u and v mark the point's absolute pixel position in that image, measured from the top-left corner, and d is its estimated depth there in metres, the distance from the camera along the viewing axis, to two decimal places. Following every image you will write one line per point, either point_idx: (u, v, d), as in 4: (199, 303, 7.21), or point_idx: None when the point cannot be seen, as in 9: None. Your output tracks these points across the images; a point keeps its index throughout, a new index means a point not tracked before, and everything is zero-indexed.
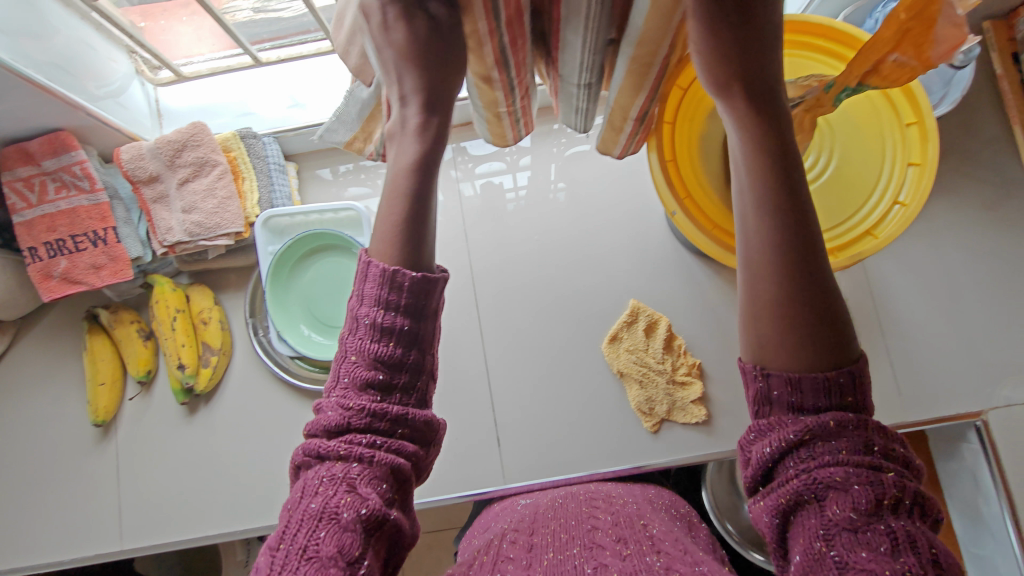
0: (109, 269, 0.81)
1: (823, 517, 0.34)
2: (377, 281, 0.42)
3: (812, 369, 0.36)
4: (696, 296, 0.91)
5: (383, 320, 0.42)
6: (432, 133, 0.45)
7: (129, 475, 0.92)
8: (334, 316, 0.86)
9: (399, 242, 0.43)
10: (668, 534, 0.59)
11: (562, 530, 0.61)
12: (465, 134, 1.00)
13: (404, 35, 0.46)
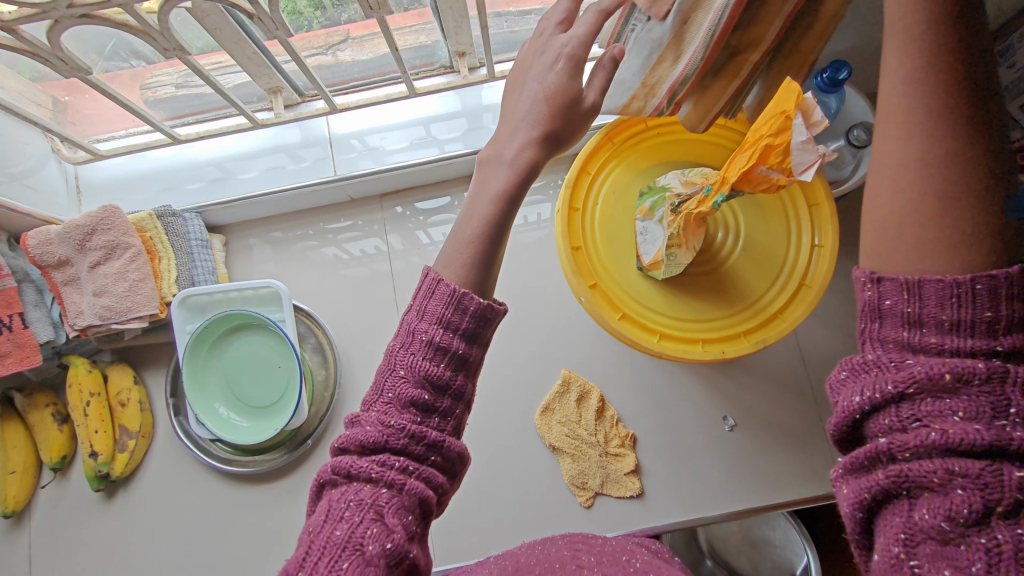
0: (13, 356, 0.78)
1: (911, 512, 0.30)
2: (443, 299, 0.42)
3: (939, 273, 0.32)
4: (629, 362, 0.90)
5: (440, 338, 0.41)
6: (523, 166, 0.46)
7: (42, 567, 0.88)
8: (256, 396, 0.84)
9: (473, 266, 0.43)
10: (653, 567, 0.57)
11: (546, 572, 0.56)
12: (408, 194, 1.00)
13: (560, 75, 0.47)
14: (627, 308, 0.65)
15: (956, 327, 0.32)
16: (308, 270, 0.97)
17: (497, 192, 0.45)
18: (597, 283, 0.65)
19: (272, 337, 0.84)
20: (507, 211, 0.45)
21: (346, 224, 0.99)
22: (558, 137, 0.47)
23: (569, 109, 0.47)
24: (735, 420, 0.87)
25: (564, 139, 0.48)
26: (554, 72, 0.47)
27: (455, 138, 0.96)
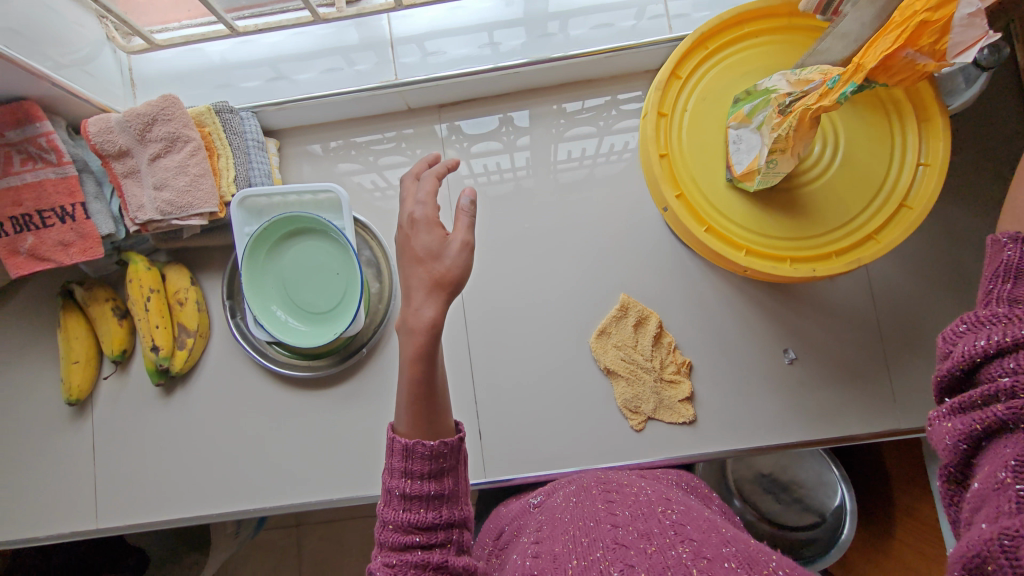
0: (78, 246, 0.78)
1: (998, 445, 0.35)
2: (400, 454, 0.51)
3: None
4: (688, 291, 0.88)
5: (411, 488, 0.50)
6: (427, 327, 0.49)
7: (107, 454, 0.91)
8: (312, 302, 0.84)
9: (418, 423, 0.52)
10: (690, 519, 0.55)
11: (581, 532, 0.56)
12: (460, 112, 0.96)
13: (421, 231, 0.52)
14: (713, 221, 0.62)
15: None
16: (363, 184, 0.95)
17: (414, 353, 0.50)
18: (683, 193, 0.62)
19: (331, 245, 0.83)
20: (429, 371, 0.51)
21: (389, 146, 0.96)
22: (450, 290, 0.51)
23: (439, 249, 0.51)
24: (796, 353, 0.85)
25: (462, 286, 0.51)
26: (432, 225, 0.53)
27: (520, 47, 0.91)
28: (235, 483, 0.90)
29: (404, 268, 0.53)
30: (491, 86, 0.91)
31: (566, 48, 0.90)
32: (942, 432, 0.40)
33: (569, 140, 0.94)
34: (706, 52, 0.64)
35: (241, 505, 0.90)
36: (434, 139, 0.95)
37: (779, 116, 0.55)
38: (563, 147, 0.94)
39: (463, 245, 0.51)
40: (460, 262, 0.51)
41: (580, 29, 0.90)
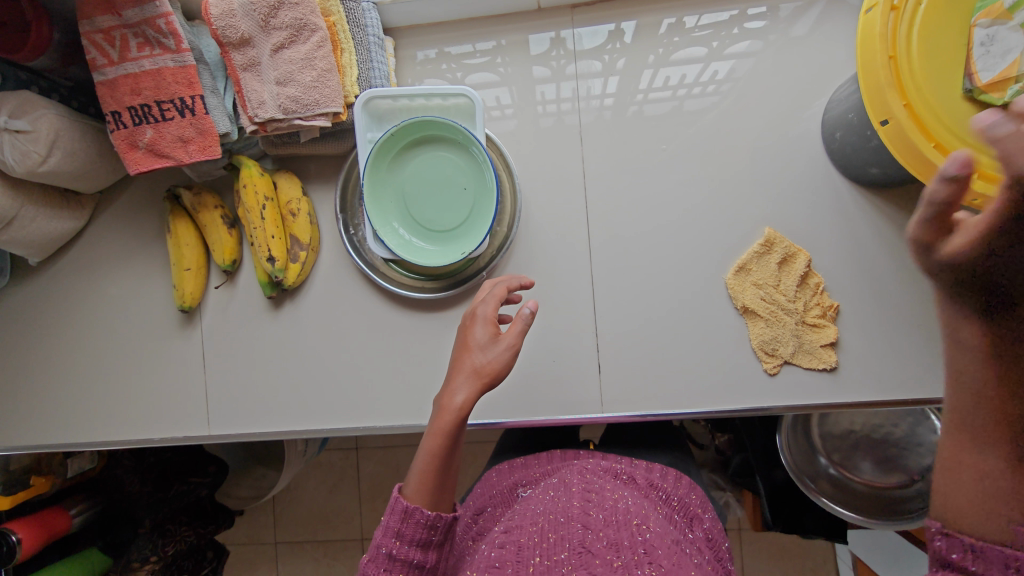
0: (197, 144, 0.73)
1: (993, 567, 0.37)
2: (398, 513, 0.59)
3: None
4: (842, 230, 0.80)
5: (399, 552, 0.58)
6: (458, 409, 0.60)
7: (216, 364, 0.90)
8: (434, 218, 0.78)
9: (427, 490, 0.59)
10: (664, 542, 0.54)
11: (549, 527, 0.56)
12: (582, 16, 0.86)
13: (431, 470, 0.60)
14: (945, 139, 0.53)
15: None
16: (483, 96, 0.87)
17: (437, 429, 0.61)
18: (911, 104, 0.54)
19: (459, 157, 0.77)
20: (449, 451, 0.60)
21: (480, 61, 0.87)
22: (486, 380, 0.62)
23: (441, 483, 0.60)
24: None
25: (496, 378, 0.62)
26: (454, 442, 0.61)
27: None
28: (341, 402, 0.89)
29: (456, 353, 0.65)
30: None
31: None
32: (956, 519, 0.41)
33: (672, 64, 0.84)
34: None
35: (348, 424, 0.88)
36: (527, 55, 0.86)
37: None
38: (661, 73, 0.85)
39: (508, 346, 0.64)
40: (500, 360, 0.63)
41: None
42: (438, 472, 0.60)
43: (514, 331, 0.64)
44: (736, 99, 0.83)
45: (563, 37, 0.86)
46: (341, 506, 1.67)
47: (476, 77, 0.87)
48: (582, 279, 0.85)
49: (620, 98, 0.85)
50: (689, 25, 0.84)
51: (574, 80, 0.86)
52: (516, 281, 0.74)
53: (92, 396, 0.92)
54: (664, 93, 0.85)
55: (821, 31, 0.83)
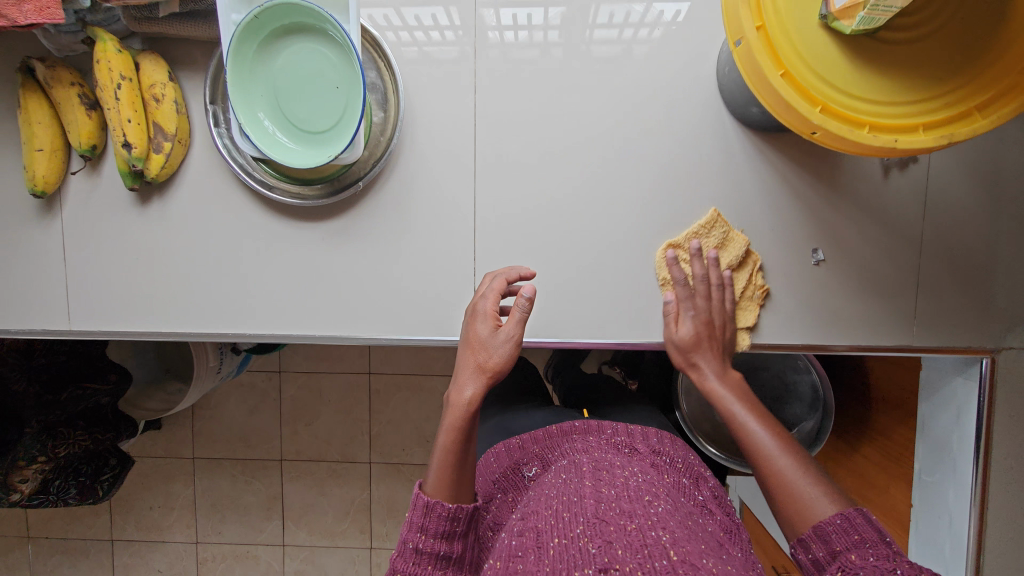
0: (33, 3, 0.67)
1: (867, 541, 0.50)
2: (421, 509, 0.64)
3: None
4: (725, 171, 0.79)
5: (433, 545, 0.63)
6: (469, 403, 0.68)
7: (78, 259, 0.86)
8: (307, 118, 0.74)
9: (448, 484, 0.66)
10: (676, 510, 0.56)
11: (562, 508, 0.56)
12: None
13: (447, 464, 0.67)
14: (793, 65, 0.52)
15: None
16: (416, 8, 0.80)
17: (450, 426, 0.68)
18: (764, 26, 0.51)
19: (331, 50, 0.72)
20: (463, 445, 0.67)
21: None
22: (491, 373, 0.69)
23: (459, 477, 0.66)
24: (826, 255, 0.78)
25: (499, 372, 0.70)
26: (470, 438, 0.68)
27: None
28: (209, 306, 0.86)
29: (462, 351, 0.73)
30: None
31: None
32: (828, 512, 0.55)
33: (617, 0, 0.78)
34: None
35: (216, 330, 0.86)
36: None
37: None
38: (606, 9, 0.78)
39: (509, 339, 0.71)
40: (503, 353, 0.70)
41: None
42: (453, 462, 0.67)
43: (513, 324, 0.71)
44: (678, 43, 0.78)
45: None
46: (262, 428, 1.66)
47: None
48: (464, 198, 0.83)
49: (570, 38, 0.79)
50: None
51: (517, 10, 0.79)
52: (514, 272, 0.80)
53: None
54: (611, 31, 0.79)
55: None
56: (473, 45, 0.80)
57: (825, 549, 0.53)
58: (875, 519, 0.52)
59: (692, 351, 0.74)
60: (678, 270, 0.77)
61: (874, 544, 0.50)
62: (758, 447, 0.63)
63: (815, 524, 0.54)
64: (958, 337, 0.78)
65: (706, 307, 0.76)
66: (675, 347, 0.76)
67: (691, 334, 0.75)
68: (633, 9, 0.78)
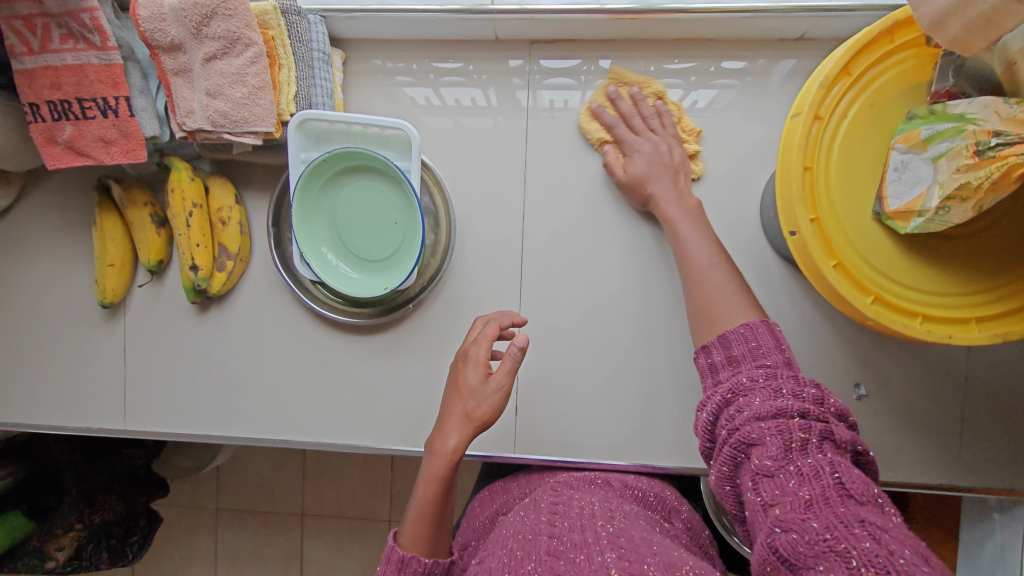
0: (120, 146, 0.71)
1: (763, 350, 0.53)
2: (395, 562, 0.64)
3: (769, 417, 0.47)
4: (768, 303, 0.80)
5: None
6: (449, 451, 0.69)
7: (138, 361, 0.90)
8: (365, 248, 0.78)
9: (423, 540, 0.66)
10: (627, 533, 0.54)
11: (517, 546, 0.53)
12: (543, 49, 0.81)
13: (421, 518, 0.67)
14: (846, 257, 0.54)
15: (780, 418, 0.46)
16: (456, 90, 0.83)
17: (433, 475, 0.69)
18: (819, 218, 0.54)
19: (391, 188, 0.75)
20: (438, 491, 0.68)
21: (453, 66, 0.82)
22: (478, 423, 0.70)
23: (435, 530, 0.67)
24: (868, 389, 0.79)
25: (485, 422, 0.71)
26: (443, 495, 0.68)
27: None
28: (257, 411, 0.89)
29: (449, 397, 0.73)
30: (576, 31, 0.77)
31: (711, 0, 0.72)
32: (737, 326, 0.58)
33: (653, 86, 0.81)
34: (886, 47, 0.52)
35: (265, 435, 0.89)
36: (506, 69, 0.82)
37: (974, 159, 0.45)
38: (641, 94, 0.81)
39: (497, 388, 0.71)
40: (491, 403, 0.71)
41: None
42: (429, 517, 0.67)
43: (504, 370, 0.71)
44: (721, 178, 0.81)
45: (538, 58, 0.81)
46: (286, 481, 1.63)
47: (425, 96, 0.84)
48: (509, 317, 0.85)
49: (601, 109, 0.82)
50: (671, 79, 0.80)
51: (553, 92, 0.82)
52: (506, 319, 0.80)
53: (12, 375, 0.91)
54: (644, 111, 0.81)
55: (782, 101, 0.80)
56: (509, 116, 0.83)
57: (726, 356, 0.56)
58: (776, 331, 0.56)
59: (644, 181, 0.77)
60: (608, 115, 0.80)
61: (769, 354, 0.53)
62: (696, 263, 0.69)
63: (723, 333, 0.58)
64: (1004, 477, 0.78)
65: (651, 141, 0.78)
66: (629, 184, 0.78)
67: (673, 201, 0.75)
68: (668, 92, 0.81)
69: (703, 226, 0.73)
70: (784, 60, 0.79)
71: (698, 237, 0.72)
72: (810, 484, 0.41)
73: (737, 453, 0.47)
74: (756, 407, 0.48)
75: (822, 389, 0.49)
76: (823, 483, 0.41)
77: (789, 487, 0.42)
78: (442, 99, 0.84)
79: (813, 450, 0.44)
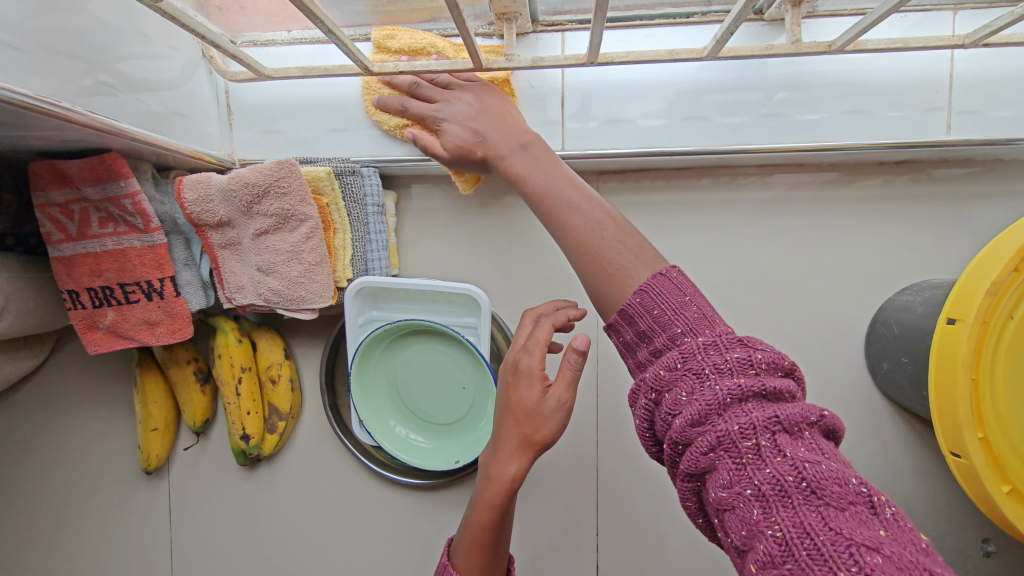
0: (166, 327, 0.65)
1: (674, 314, 0.38)
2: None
3: (743, 477, 0.30)
4: (874, 448, 0.73)
5: None
6: (510, 479, 0.50)
7: (184, 522, 0.83)
8: (429, 413, 0.71)
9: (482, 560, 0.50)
10: None
11: None
12: (607, 175, 0.75)
13: (470, 545, 0.51)
14: (1021, 480, 0.46)
15: (732, 449, 0.31)
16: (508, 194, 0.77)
17: (488, 502, 0.50)
18: (987, 437, 0.45)
19: (459, 352, 0.68)
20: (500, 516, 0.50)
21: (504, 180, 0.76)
22: (539, 448, 0.50)
23: (494, 549, 0.51)
24: (994, 543, 0.71)
25: (550, 444, 0.50)
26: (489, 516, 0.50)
27: (735, 102, 0.65)
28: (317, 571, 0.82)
29: (503, 412, 0.53)
30: (646, 164, 0.71)
31: (809, 136, 0.65)
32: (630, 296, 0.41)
33: (717, 181, 0.73)
34: None
35: None
36: None
37: None
38: (714, 190, 0.74)
39: (558, 403, 0.50)
40: (553, 421, 0.50)
41: (832, 94, 0.64)
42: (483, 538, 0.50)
43: (563, 379, 0.50)
44: (810, 309, 0.75)
45: (598, 179, 0.75)
46: None
47: (482, 230, 0.78)
48: (585, 464, 0.79)
49: (668, 208, 0.75)
50: (747, 190, 0.73)
51: (614, 192, 0.75)
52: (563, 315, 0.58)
53: (51, 538, 0.86)
54: (717, 211, 0.74)
55: (879, 226, 0.73)
56: None
57: (636, 333, 0.40)
58: (681, 277, 0.40)
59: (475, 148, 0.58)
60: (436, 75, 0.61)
61: (672, 329, 0.37)
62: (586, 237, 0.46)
63: (620, 310, 0.41)
64: None
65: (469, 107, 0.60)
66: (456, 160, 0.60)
67: (500, 150, 0.55)
68: (744, 188, 0.73)
69: (564, 172, 0.52)
70: (876, 181, 0.72)
71: (550, 175, 0.51)
72: (774, 513, 0.28)
73: (691, 480, 0.33)
74: (683, 412, 0.33)
75: (748, 348, 0.34)
76: (791, 502, 0.28)
77: (757, 525, 0.29)
78: (486, 194, 0.77)
79: (774, 474, 0.29)
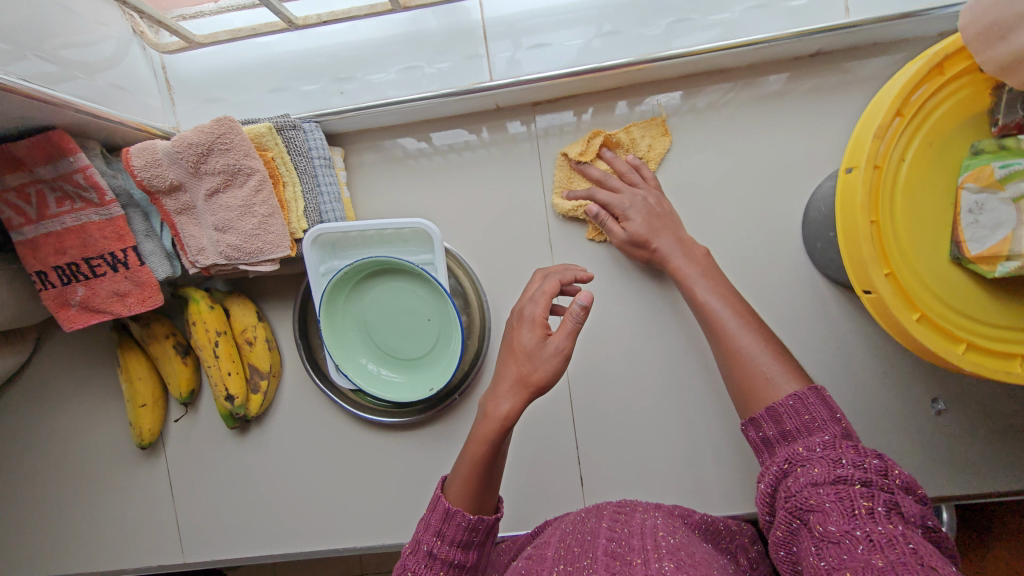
0: (136, 297, 0.68)
1: (824, 422, 0.44)
2: (439, 513, 0.52)
3: (845, 525, 0.36)
4: (823, 329, 0.77)
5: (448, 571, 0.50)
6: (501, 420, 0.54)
7: (185, 493, 0.87)
8: (400, 350, 0.74)
9: (472, 492, 0.53)
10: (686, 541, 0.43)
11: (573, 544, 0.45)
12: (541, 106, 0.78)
13: (465, 478, 0.54)
14: (928, 308, 0.50)
15: (845, 503, 0.37)
16: (451, 137, 0.80)
17: (482, 436, 0.55)
18: (893, 272, 0.49)
19: (420, 286, 0.72)
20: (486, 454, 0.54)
21: (445, 124, 0.79)
22: (535, 389, 0.55)
23: (484, 486, 0.54)
24: (943, 401, 0.76)
25: (545, 387, 0.55)
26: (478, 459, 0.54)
27: (647, 15, 0.69)
28: (318, 523, 0.86)
29: (502, 356, 0.58)
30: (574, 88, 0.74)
31: (719, 38, 0.68)
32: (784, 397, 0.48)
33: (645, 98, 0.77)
34: (940, 81, 0.48)
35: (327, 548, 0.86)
36: (501, 114, 0.79)
37: None
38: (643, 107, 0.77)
39: (557, 350, 0.55)
40: (552, 368, 0.55)
41: None
42: (474, 479, 0.53)
43: (564, 331, 0.54)
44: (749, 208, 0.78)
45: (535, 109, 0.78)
46: None
47: (431, 175, 0.81)
48: None
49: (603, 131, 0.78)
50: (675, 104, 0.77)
51: (550, 122, 0.78)
52: (569, 273, 0.65)
53: (60, 526, 0.89)
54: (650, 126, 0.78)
55: (802, 121, 0.76)
56: (507, 147, 0.79)
57: (778, 431, 0.47)
58: (830, 396, 0.47)
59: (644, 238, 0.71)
60: None
61: (827, 428, 0.44)
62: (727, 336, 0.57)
63: (770, 406, 0.49)
64: None
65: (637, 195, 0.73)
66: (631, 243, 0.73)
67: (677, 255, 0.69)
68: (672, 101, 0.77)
69: (726, 291, 0.64)
70: (793, 79, 0.76)
71: (715, 295, 0.63)
72: (880, 550, 0.33)
73: (794, 522, 0.39)
74: (815, 474, 0.40)
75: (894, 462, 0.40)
76: (896, 549, 0.33)
77: (857, 554, 0.34)
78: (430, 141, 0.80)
79: (881, 527, 0.35)
